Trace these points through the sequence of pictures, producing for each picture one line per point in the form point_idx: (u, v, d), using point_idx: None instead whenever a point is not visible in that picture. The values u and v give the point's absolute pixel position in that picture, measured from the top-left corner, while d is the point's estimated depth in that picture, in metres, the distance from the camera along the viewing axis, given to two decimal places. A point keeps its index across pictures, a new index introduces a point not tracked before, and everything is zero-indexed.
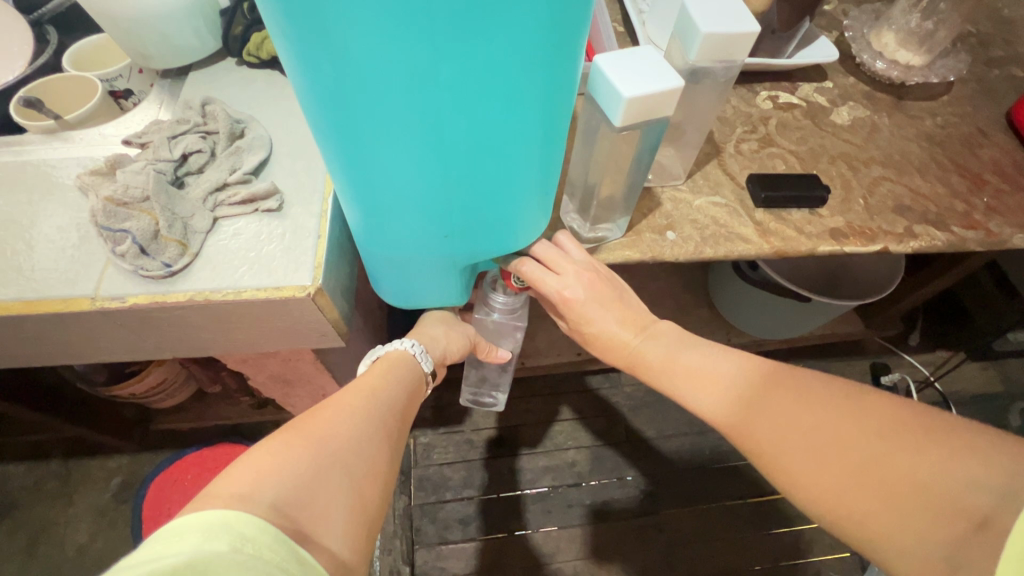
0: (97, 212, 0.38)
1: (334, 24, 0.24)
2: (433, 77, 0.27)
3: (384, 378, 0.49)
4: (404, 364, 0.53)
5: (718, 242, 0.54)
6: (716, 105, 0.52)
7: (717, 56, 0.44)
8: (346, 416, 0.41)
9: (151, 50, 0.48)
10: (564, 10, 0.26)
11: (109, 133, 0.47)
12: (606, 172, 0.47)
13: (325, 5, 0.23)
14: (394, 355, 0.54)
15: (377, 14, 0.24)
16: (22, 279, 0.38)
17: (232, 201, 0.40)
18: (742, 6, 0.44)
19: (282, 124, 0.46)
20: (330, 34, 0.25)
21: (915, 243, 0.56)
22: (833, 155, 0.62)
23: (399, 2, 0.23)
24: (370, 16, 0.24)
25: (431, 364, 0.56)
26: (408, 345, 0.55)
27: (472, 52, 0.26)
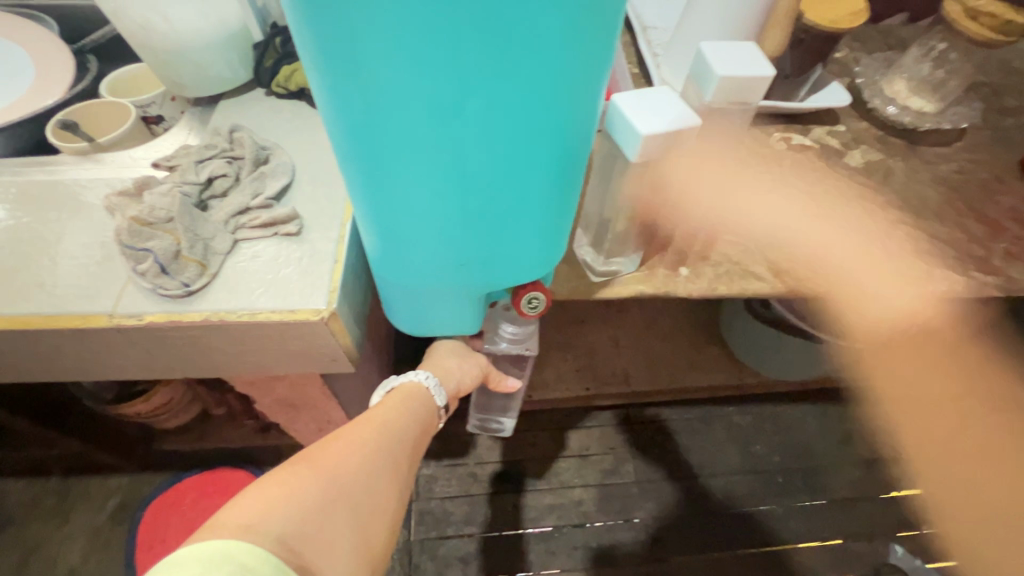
0: (123, 231, 0.39)
1: (364, 59, 0.25)
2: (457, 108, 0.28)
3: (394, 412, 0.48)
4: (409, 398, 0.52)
5: (732, 279, 0.54)
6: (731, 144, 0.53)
7: (733, 99, 0.45)
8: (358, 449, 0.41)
9: (187, 80, 0.50)
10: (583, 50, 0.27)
11: (138, 156, 0.49)
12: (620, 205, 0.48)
13: (357, 44, 0.25)
14: (410, 388, 0.54)
15: (406, 52, 0.25)
16: (44, 294, 0.39)
17: (253, 225, 0.41)
18: (760, 52, 0.45)
19: (305, 152, 0.47)
20: (361, 69, 0.26)
21: (933, 287, 0.55)
22: (847, 198, 0.62)
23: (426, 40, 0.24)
24: (400, 49, 0.25)
25: (443, 399, 0.55)
26: (421, 376, 0.55)
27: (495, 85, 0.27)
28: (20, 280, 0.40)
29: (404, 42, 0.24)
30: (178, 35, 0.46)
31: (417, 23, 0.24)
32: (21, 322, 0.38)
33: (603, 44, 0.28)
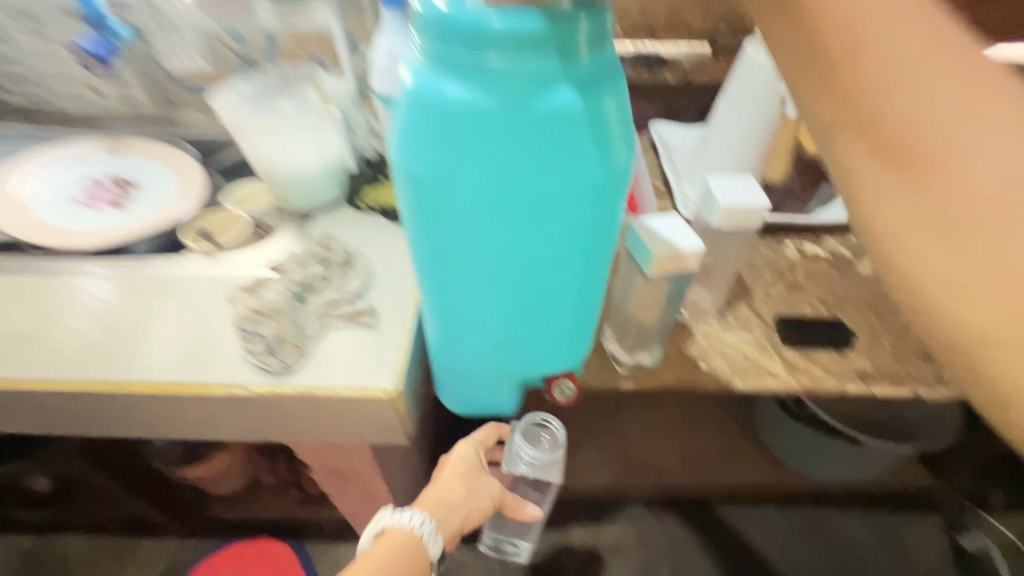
0: (243, 318, 0.50)
1: (440, 212, 0.35)
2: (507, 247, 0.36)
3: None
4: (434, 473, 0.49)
5: (748, 375, 0.59)
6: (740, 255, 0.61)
7: (737, 222, 0.54)
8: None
9: (294, 198, 0.64)
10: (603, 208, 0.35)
11: (252, 256, 0.61)
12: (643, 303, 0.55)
13: (435, 204, 0.34)
14: (400, 535, 0.61)
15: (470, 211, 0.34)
16: (177, 366, 0.49)
17: (340, 316, 0.51)
18: (757, 185, 0.54)
19: (381, 256, 0.59)
20: (437, 218, 0.35)
21: (946, 389, 0.58)
22: (858, 302, 0.68)
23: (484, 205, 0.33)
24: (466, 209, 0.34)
25: (437, 544, 0.62)
26: (413, 521, 0.61)
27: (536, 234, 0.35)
28: (160, 356, 0.50)
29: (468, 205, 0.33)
30: (293, 169, 0.61)
31: (479, 191, 0.33)
32: (160, 389, 0.48)
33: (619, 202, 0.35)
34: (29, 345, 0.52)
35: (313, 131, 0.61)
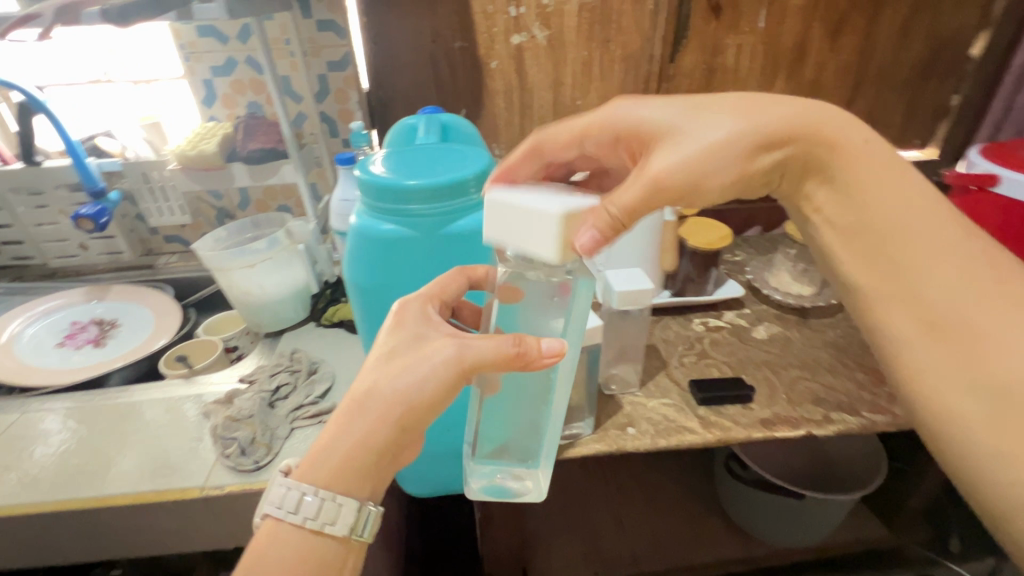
0: (218, 426, 0.56)
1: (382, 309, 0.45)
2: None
3: (300, 508, 0.36)
4: (391, 350, 0.39)
5: (670, 434, 0.68)
6: (645, 331, 0.75)
7: (634, 304, 0.67)
8: (293, 531, 0.37)
9: (264, 321, 0.73)
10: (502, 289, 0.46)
11: (225, 375, 0.69)
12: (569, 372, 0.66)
13: (378, 303, 0.45)
14: None
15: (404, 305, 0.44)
16: (154, 476, 0.54)
17: (306, 416, 0.58)
18: (643, 274, 0.69)
19: (342, 363, 0.67)
20: (380, 313, 0.45)
21: (834, 426, 0.68)
22: (756, 363, 0.80)
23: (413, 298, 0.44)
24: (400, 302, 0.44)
25: None
26: None
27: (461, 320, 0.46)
28: (137, 469, 0.55)
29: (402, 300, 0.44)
30: (262, 294, 0.71)
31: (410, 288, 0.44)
32: (137, 497, 0.52)
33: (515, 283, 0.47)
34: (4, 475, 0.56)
35: (281, 261, 0.72)
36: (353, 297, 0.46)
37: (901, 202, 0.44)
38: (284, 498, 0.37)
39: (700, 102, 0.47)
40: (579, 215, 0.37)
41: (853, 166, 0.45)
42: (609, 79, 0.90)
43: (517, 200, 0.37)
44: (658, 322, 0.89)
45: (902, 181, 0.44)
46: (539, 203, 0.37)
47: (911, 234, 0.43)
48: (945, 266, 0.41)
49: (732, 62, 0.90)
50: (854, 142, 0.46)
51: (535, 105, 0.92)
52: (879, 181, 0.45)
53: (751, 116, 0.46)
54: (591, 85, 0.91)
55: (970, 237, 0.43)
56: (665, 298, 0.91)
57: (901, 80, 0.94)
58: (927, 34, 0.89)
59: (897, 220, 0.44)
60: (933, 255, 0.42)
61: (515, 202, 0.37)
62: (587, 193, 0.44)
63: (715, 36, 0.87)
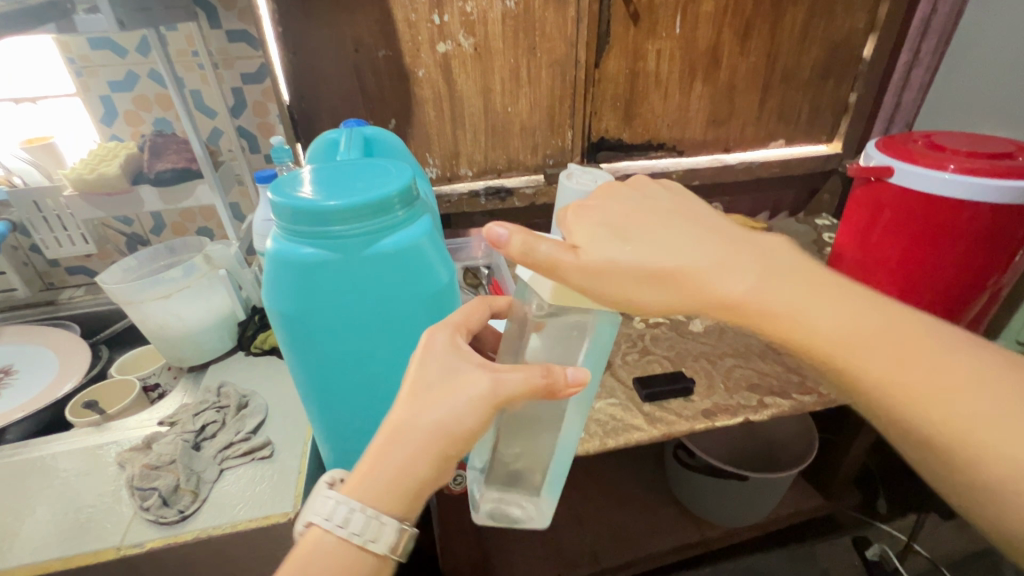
0: (136, 477, 0.51)
1: (311, 339, 0.42)
2: (375, 357, 0.45)
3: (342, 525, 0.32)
4: (429, 379, 0.34)
5: (618, 432, 0.69)
6: None
7: None
8: (333, 544, 0.32)
9: (186, 354, 0.68)
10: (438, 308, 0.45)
11: (144, 417, 0.63)
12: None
13: (306, 333, 0.42)
14: None
15: (335, 334, 0.42)
16: (60, 541, 0.48)
17: (236, 455, 0.54)
18: None
19: (275, 393, 0.64)
20: (309, 344, 0.42)
21: (768, 410, 0.72)
22: (695, 355, 0.83)
23: (344, 324, 0.42)
24: (329, 331, 0.42)
25: None
26: None
27: (397, 340, 0.44)
28: (40, 536, 0.49)
29: (332, 328, 0.42)
30: (181, 325, 0.65)
31: (339, 317, 0.41)
32: (40, 567, 0.46)
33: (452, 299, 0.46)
34: None
35: (200, 289, 0.66)
36: (275, 326, 0.42)
37: (875, 344, 0.34)
38: (329, 511, 0.32)
39: (627, 227, 0.38)
40: None
41: (780, 319, 0.36)
42: (538, 86, 0.91)
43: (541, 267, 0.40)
44: None
45: (869, 324, 0.34)
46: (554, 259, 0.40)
47: (897, 375, 0.33)
48: (936, 401, 0.32)
49: (652, 67, 0.93)
50: (802, 289, 0.36)
51: (466, 113, 0.91)
52: (836, 328, 0.34)
53: (685, 254, 0.37)
54: (520, 91, 0.91)
55: (957, 343, 0.34)
56: None
57: (804, 81, 1.01)
58: (823, 37, 0.96)
59: (862, 364, 0.34)
60: (932, 401, 0.32)
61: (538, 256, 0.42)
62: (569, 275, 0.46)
63: (634, 42, 0.90)
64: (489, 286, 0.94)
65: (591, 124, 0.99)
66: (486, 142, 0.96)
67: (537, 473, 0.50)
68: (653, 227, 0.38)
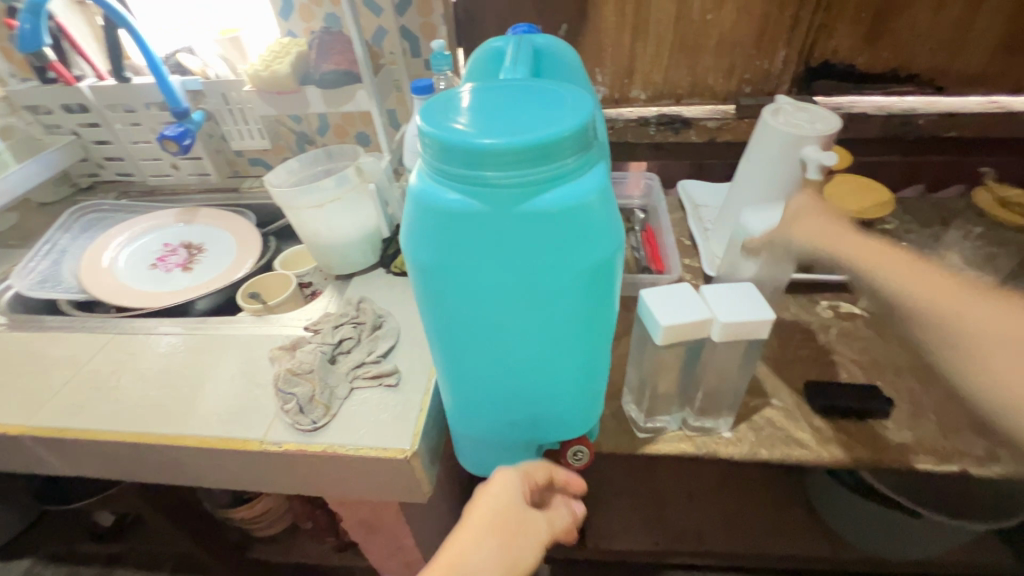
0: (280, 378, 0.54)
1: (445, 294, 0.37)
2: (512, 325, 0.38)
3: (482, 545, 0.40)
4: (493, 515, 0.42)
5: (774, 444, 0.57)
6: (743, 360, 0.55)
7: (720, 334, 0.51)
8: None
9: (334, 264, 0.69)
10: (593, 281, 0.36)
11: (294, 317, 0.67)
12: (720, 361, 0.55)
13: (440, 287, 0.37)
14: None
15: (469, 293, 0.36)
16: (219, 421, 0.54)
17: (366, 377, 0.55)
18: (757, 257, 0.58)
19: (409, 319, 0.63)
20: (442, 299, 0.38)
21: (1001, 468, 0.53)
22: (899, 367, 0.64)
23: (480, 285, 0.36)
24: (464, 291, 0.36)
25: None
26: None
27: (539, 311, 0.37)
28: (206, 412, 0.55)
29: (467, 287, 0.36)
30: (331, 235, 0.66)
31: (477, 276, 0.35)
32: (202, 443, 0.52)
33: (611, 272, 0.37)
34: (95, 399, 0.59)
35: (351, 201, 0.66)
36: (410, 275, 0.38)
37: (951, 298, 0.47)
38: None
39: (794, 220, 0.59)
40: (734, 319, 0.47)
41: (860, 264, 0.53)
42: None
43: (739, 317, 0.46)
44: (773, 301, 0.75)
45: (956, 288, 0.48)
46: (745, 310, 0.47)
47: (963, 317, 0.46)
48: (986, 336, 0.45)
49: None
50: (902, 268, 0.51)
51: (654, 19, 0.74)
52: (901, 279, 0.50)
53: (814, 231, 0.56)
54: None
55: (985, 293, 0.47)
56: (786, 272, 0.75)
57: None
58: None
59: (914, 312, 0.49)
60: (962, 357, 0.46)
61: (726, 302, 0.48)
62: (738, 304, 0.48)
63: None
64: (642, 233, 0.82)
65: (817, 42, 0.75)
66: (671, 58, 0.79)
67: (728, 390, 0.56)
68: (826, 223, 0.57)
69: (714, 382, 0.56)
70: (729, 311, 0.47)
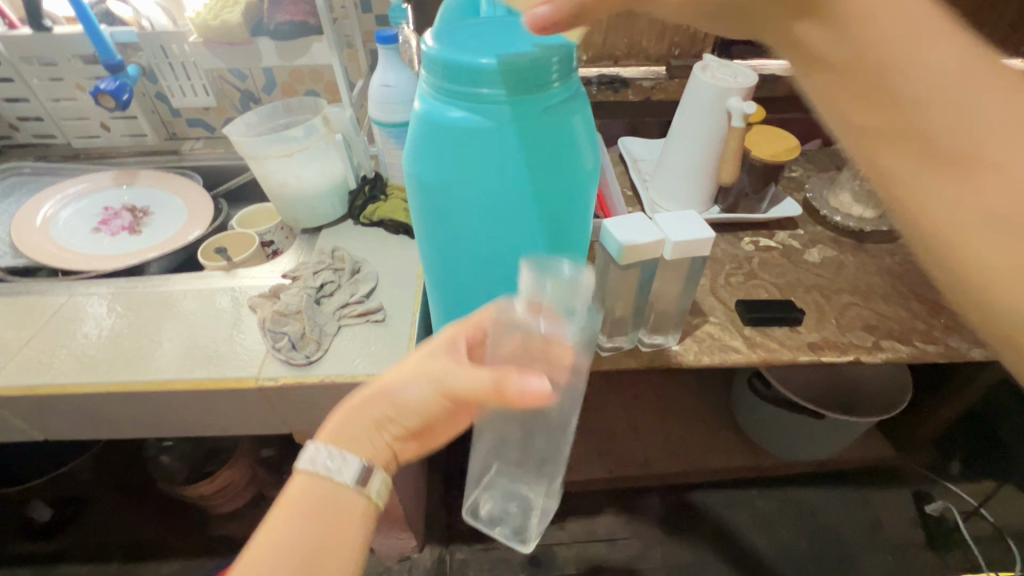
0: (268, 320, 0.56)
1: (446, 212, 0.41)
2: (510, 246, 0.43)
3: (353, 454, 0.39)
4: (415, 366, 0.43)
5: (714, 351, 0.67)
6: (689, 283, 0.64)
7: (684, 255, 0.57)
8: (323, 486, 0.39)
9: (301, 216, 0.70)
10: (578, 196, 0.42)
11: (266, 270, 0.67)
12: (667, 283, 0.63)
13: (443, 205, 0.41)
14: None
15: (469, 208, 0.40)
16: (208, 365, 0.55)
17: (352, 315, 0.58)
18: (699, 219, 0.57)
19: (386, 264, 0.66)
20: (444, 215, 0.42)
21: (883, 354, 0.67)
22: (807, 285, 0.77)
23: (479, 200, 0.40)
24: (466, 209, 0.41)
25: None
26: None
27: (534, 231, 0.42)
28: (191, 357, 0.56)
29: (470, 204, 0.40)
30: (299, 186, 0.67)
31: (479, 192, 0.40)
32: (194, 384, 0.53)
33: (590, 192, 0.43)
34: (60, 356, 0.57)
35: (317, 152, 0.67)
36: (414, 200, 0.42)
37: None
38: (317, 459, 0.39)
39: None
40: (685, 238, 0.55)
41: None
42: None
43: (688, 237, 0.55)
44: None
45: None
46: (692, 232, 0.55)
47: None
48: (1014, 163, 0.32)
49: None
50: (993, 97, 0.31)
51: None
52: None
53: None
54: None
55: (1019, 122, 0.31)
56: (716, 214, 0.85)
57: None
58: None
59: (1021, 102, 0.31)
60: (907, 47, 0.31)
61: (681, 227, 0.56)
62: (688, 225, 0.56)
63: None
64: None
65: None
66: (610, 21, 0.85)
67: (674, 310, 0.65)
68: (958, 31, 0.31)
69: (665, 302, 0.65)
70: (678, 232, 0.56)
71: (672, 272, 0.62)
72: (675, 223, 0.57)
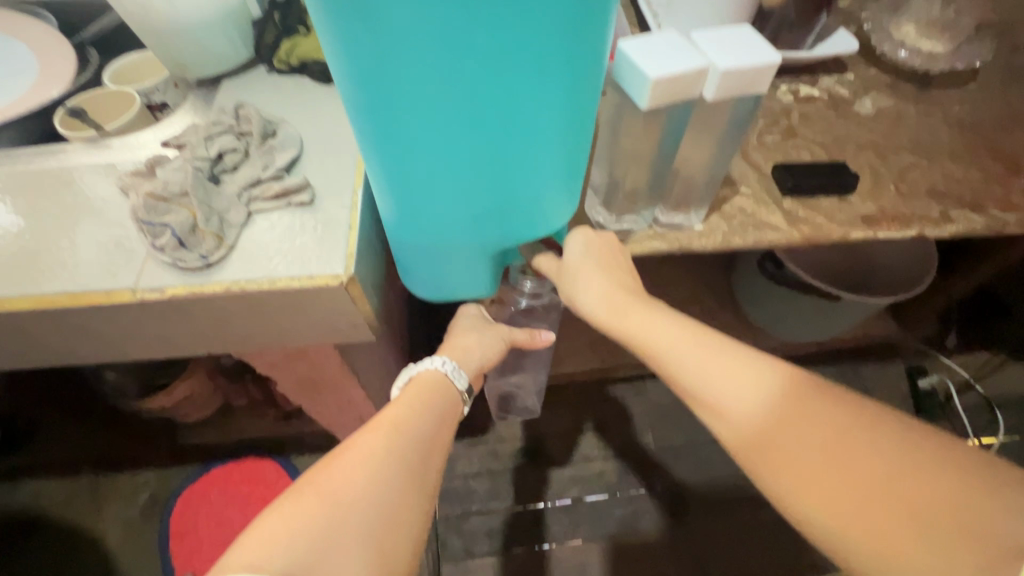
0: (139, 208, 0.39)
1: None
2: (476, 117, 0.32)
3: (465, 374, 0.53)
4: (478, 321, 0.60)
5: (747, 230, 0.53)
6: (727, 140, 0.47)
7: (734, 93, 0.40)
8: (443, 386, 0.50)
9: (187, 59, 0.49)
10: None
11: (146, 139, 0.48)
12: (698, 139, 0.47)
13: None
14: None
15: None
16: (65, 275, 0.39)
17: (266, 196, 0.41)
18: (760, 38, 0.40)
19: (313, 124, 0.48)
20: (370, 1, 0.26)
21: (951, 227, 0.54)
22: (860, 143, 0.61)
23: None
24: None
25: None
26: None
27: (509, 87, 0.31)
28: (38, 265, 0.40)
29: None
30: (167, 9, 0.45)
31: None
32: (45, 302, 0.38)
33: None
34: None
35: None
36: (332, 37, 0.28)
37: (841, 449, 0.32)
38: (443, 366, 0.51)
39: None
40: (741, 69, 0.38)
41: None
42: None
43: (743, 63, 0.38)
44: None
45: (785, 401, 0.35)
46: (751, 57, 0.38)
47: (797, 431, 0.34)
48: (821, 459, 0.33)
49: None
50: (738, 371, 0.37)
51: None
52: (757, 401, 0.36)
53: None
54: None
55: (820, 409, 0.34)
56: None
57: None
58: None
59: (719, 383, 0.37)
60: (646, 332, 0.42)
61: (736, 50, 0.38)
62: (744, 48, 0.39)
63: None
64: None
65: None
66: None
67: (702, 177, 0.50)
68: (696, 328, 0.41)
69: (690, 168, 0.49)
70: (731, 56, 0.38)
71: (708, 123, 0.45)
72: (725, 45, 0.39)
